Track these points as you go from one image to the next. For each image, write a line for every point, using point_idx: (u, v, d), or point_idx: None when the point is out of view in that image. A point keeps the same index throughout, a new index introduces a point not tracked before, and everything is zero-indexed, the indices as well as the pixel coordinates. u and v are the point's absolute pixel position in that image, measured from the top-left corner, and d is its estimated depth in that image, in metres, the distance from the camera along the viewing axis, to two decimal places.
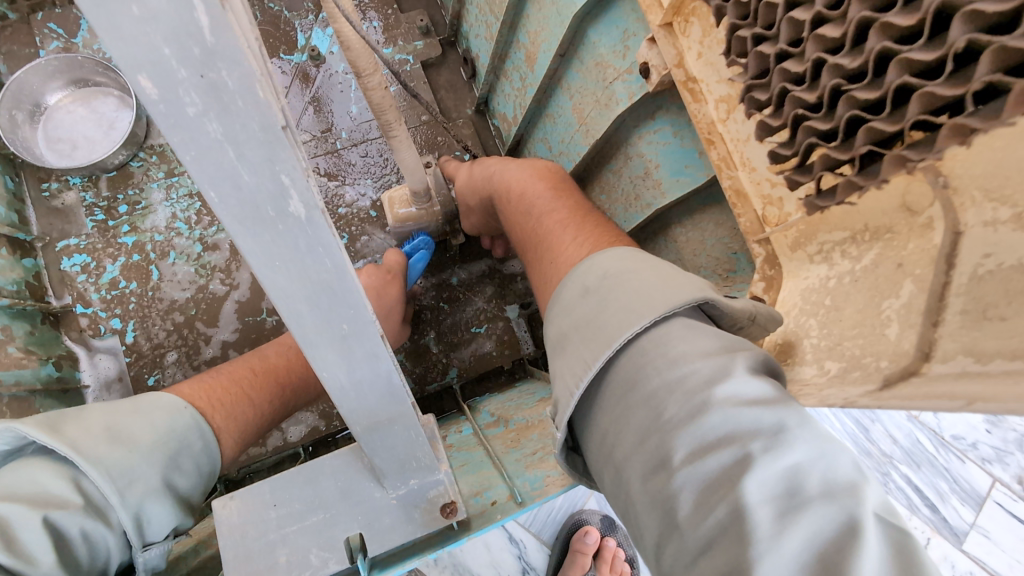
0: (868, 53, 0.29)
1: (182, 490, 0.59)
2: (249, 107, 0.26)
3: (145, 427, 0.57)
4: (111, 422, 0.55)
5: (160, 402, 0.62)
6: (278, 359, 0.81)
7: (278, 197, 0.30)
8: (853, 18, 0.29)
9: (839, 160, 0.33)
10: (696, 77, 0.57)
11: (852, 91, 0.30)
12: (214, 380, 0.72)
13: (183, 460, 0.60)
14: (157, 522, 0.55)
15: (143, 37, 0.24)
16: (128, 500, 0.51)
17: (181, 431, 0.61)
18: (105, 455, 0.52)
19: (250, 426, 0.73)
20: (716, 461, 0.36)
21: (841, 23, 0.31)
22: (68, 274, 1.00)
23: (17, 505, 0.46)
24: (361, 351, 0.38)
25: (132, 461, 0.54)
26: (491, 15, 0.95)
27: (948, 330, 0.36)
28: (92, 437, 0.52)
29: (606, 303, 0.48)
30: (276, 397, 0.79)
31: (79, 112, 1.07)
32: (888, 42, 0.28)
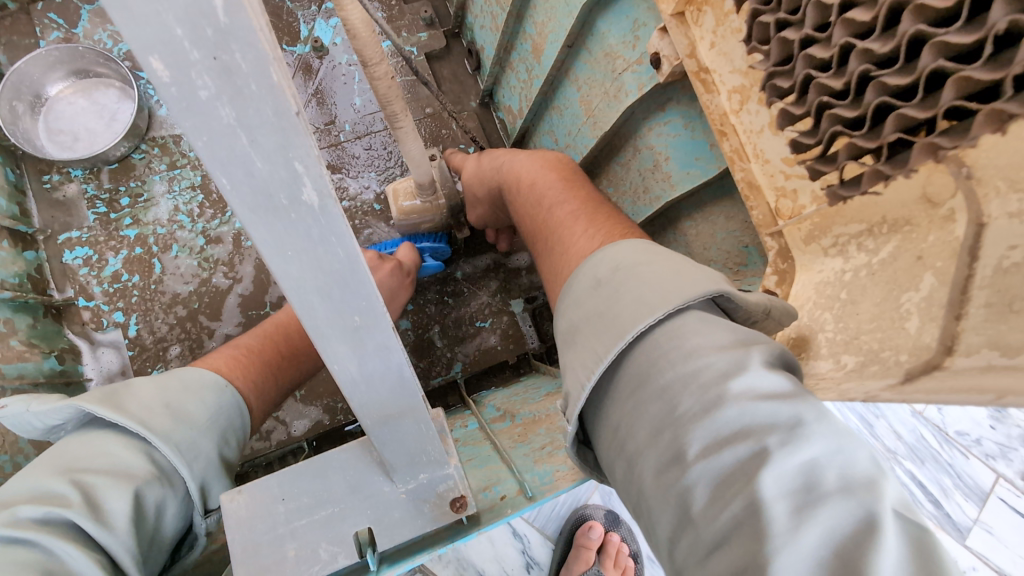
0: (900, 38, 0.28)
1: (232, 463, 0.61)
2: (263, 91, 0.26)
3: (199, 405, 0.58)
4: (168, 400, 0.56)
5: (204, 380, 0.62)
6: (299, 342, 0.82)
7: (291, 185, 0.29)
8: (884, 1, 0.28)
9: (865, 149, 0.32)
10: (708, 68, 0.56)
11: (882, 77, 0.29)
12: (246, 358, 0.73)
13: (230, 434, 0.61)
14: (219, 491, 0.57)
15: (154, 16, 0.23)
16: (195, 471, 0.53)
17: (227, 409, 0.62)
18: (172, 431, 0.53)
19: (272, 402, 0.75)
20: (732, 454, 0.36)
21: (870, 7, 0.30)
22: (70, 267, 1.00)
23: (100, 476, 0.47)
24: (372, 344, 0.38)
25: (195, 435, 0.55)
26: (496, 5, 0.94)
27: (972, 324, 0.35)
28: (156, 412, 0.53)
29: (618, 296, 0.48)
30: (292, 374, 0.81)
31: (80, 103, 1.06)
32: (923, 25, 0.27)
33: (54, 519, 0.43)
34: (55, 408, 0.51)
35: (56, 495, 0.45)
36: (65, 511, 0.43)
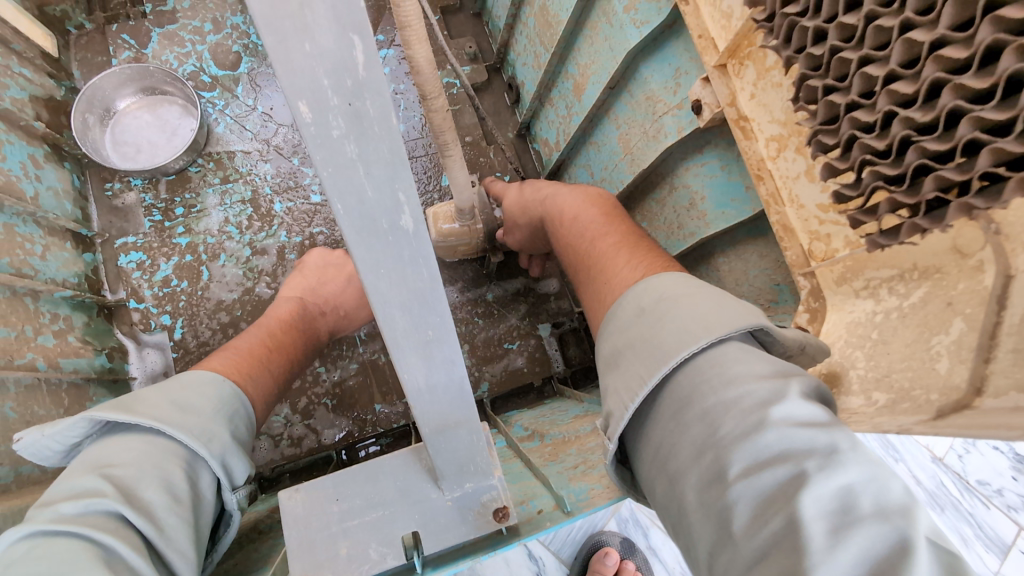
0: (940, 109, 0.32)
1: (244, 446, 0.61)
2: (383, 132, 0.30)
3: (202, 398, 0.59)
4: (172, 395, 0.57)
5: (201, 378, 0.62)
6: (286, 336, 0.83)
7: (392, 211, 0.33)
8: (926, 77, 0.32)
9: (905, 204, 0.35)
10: (748, 116, 0.60)
11: (922, 142, 0.33)
12: (240, 356, 0.73)
13: (237, 422, 0.62)
14: (242, 468, 0.58)
15: (308, 70, 0.27)
16: (214, 451, 0.54)
17: (228, 400, 0.62)
18: (181, 421, 0.54)
19: (273, 394, 0.75)
20: (772, 475, 0.38)
21: (913, 81, 0.34)
22: (124, 270, 1.05)
23: (128, 469, 0.48)
24: (440, 356, 0.41)
25: (205, 423, 0.56)
26: (541, 46, 1.01)
27: (1000, 367, 0.38)
28: (163, 408, 0.54)
29: (661, 324, 0.51)
30: (290, 367, 0.82)
31: (145, 118, 1.13)
32: (960, 101, 0.31)
33: (93, 511, 0.44)
34: (70, 423, 0.51)
35: (90, 490, 0.45)
36: (101, 501, 0.44)
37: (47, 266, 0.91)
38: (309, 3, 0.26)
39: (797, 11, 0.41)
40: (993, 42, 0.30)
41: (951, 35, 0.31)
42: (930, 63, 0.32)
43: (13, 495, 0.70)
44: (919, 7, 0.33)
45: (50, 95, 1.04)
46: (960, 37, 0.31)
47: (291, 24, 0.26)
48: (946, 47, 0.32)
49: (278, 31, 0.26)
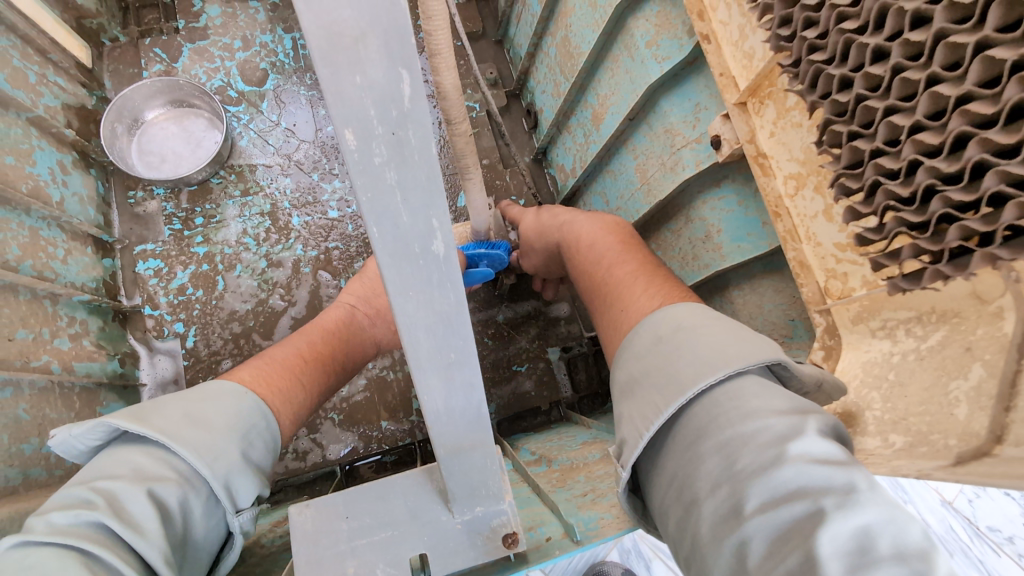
0: (966, 161, 0.33)
1: (258, 465, 0.59)
2: (423, 160, 0.31)
3: (220, 413, 0.58)
4: (188, 410, 0.56)
5: (223, 389, 0.62)
6: (326, 350, 0.82)
7: (425, 236, 0.34)
8: (953, 130, 0.33)
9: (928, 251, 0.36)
10: (767, 154, 0.62)
11: (947, 192, 0.34)
12: (274, 368, 0.72)
13: (254, 438, 0.60)
14: (247, 490, 0.55)
15: (356, 100, 0.29)
16: (217, 471, 0.53)
17: (246, 414, 0.61)
18: (189, 436, 0.53)
19: (303, 409, 0.73)
20: (788, 511, 0.38)
21: (939, 132, 0.35)
22: (141, 277, 1.06)
23: (120, 480, 0.47)
24: (461, 379, 0.42)
25: (215, 439, 0.55)
26: (561, 75, 1.03)
27: (1020, 416, 0.38)
28: (174, 421, 0.54)
29: (678, 355, 0.52)
30: (326, 383, 0.80)
31: (171, 129, 1.15)
32: (986, 154, 0.32)
33: (82, 523, 0.43)
34: (89, 428, 0.52)
35: (81, 501, 0.45)
36: (90, 513, 0.44)
37: (68, 269, 0.92)
38: (364, 37, 0.27)
39: (824, 59, 0.42)
40: (1020, 100, 0.30)
41: (978, 90, 0.32)
42: (956, 116, 0.33)
43: (20, 497, 0.70)
44: (946, 62, 0.34)
45: (82, 103, 1.07)
46: (987, 93, 0.32)
47: (345, 58, 0.27)
48: (972, 102, 0.33)
49: (333, 63, 0.27)
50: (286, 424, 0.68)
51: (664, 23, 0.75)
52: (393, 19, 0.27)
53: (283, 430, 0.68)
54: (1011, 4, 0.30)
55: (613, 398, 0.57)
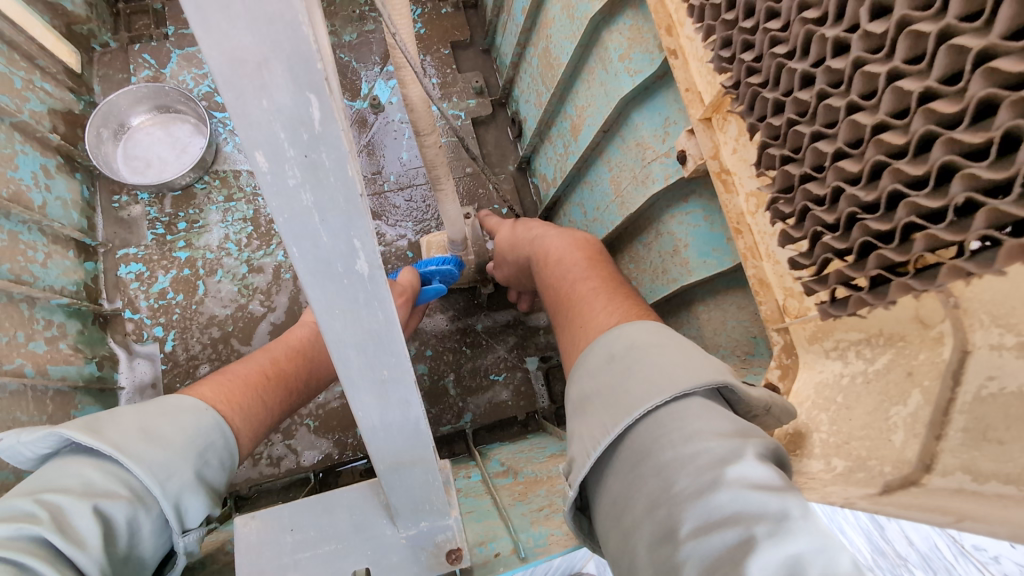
0: (881, 191, 0.32)
1: (212, 483, 0.60)
2: (339, 182, 0.31)
3: (175, 427, 0.59)
4: (146, 424, 0.56)
5: (182, 404, 0.62)
6: (288, 366, 0.84)
7: (347, 256, 0.34)
8: (868, 159, 0.33)
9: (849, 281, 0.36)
10: (730, 170, 0.61)
11: (866, 222, 0.33)
12: (234, 384, 0.73)
13: (210, 456, 0.61)
14: (197, 511, 0.56)
15: (265, 124, 0.28)
16: (169, 490, 0.54)
17: (205, 430, 0.62)
18: (145, 453, 0.54)
19: (262, 427, 0.74)
20: (720, 538, 0.38)
21: (858, 160, 0.34)
22: (123, 281, 1.08)
23: (67, 495, 0.48)
24: (395, 396, 0.42)
25: (170, 456, 0.55)
26: (542, 86, 1.03)
27: (950, 446, 0.37)
28: (129, 434, 0.54)
29: (628, 374, 0.51)
30: (285, 399, 0.81)
31: (157, 134, 1.17)
32: (899, 185, 0.31)
33: (23, 537, 0.44)
34: (40, 436, 0.52)
35: (23, 513, 0.46)
36: (33, 527, 0.44)
37: (47, 273, 0.93)
38: (267, 64, 0.27)
39: (760, 81, 0.42)
40: (924, 135, 0.29)
41: (890, 121, 0.31)
42: (872, 146, 0.32)
43: None
44: (863, 90, 0.34)
45: (69, 108, 1.08)
46: (897, 124, 0.31)
47: (249, 83, 0.27)
48: (886, 133, 0.32)
49: (237, 88, 0.27)
50: (245, 440, 0.69)
51: (636, 36, 0.74)
52: (295, 46, 0.26)
53: (240, 447, 0.68)
54: (918, 35, 0.30)
55: (565, 414, 0.56)
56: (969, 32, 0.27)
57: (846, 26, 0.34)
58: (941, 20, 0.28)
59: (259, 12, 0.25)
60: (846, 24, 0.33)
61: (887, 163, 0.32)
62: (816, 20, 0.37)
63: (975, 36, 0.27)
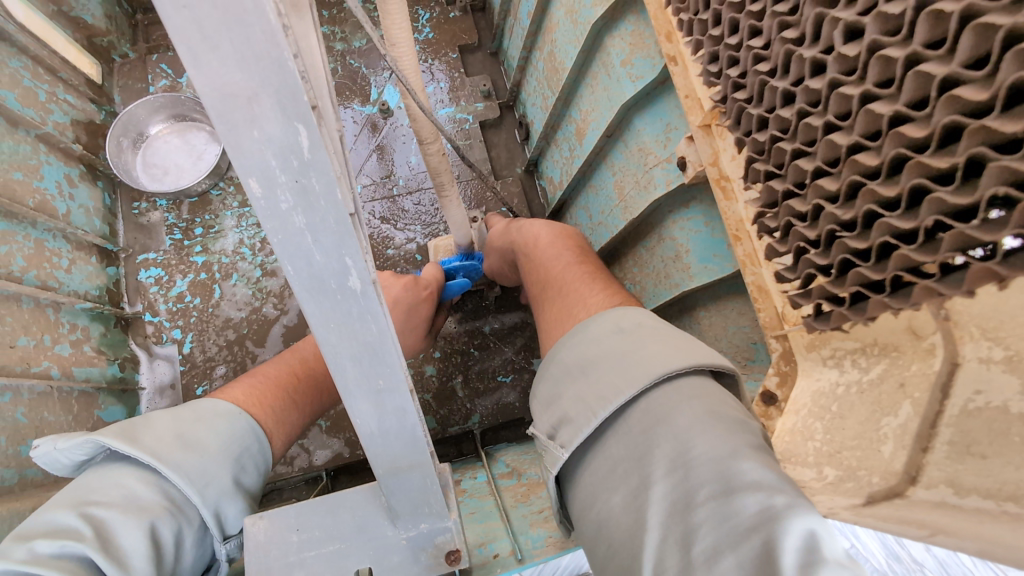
0: (903, 187, 0.34)
1: (250, 489, 0.62)
2: (329, 205, 0.33)
3: (212, 434, 0.61)
4: (182, 430, 0.58)
5: (217, 409, 0.65)
6: (317, 363, 0.86)
7: (340, 273, 0.36)
8: (888, 154, 0.34)
9: (834, 293, 0.42)
10: (729, 176, 0.58)
11: (888, 219, 0.35)
12: (265, 385, 0.76)
13: (246, 462, 0.63)
14: (236, 517, 0.58)
15: (258, 153, 0.31)
16: (207, 498, 0.55)
17: (240, 435, 0.64)
18: (182, 460, 0.56)
19: (294, 427, 0.77)
20: (741, 498, 0.39)
21: (876, 153, 0.36)
22: (143, 285, 1.11)
23: (110, 510, 0.50)
24: (391, 405, 0.43)
25: (206, 463, 0.57)
26: (548, 89, 1.04)
27: (935, 458, 0.38)
28: (166, 442, 0.56)
29: (639, 345, 0.53)
30: (313, 401, 0.84)
31: (174, 142, 1.21)
32: (922, 180, 0.32)
33: (68, 555, 0.46)
34: (76, 443, 0.54)
35: (69, 529, 0.48)
36: (77, 545, 0.46)
37: (72, 278, 0.97)
38: (256, 97, 0.29)
39: (768, 69, 0.45)
40: (897, 155, 0.34)
41: (865, 142, 0.36)
42: (848, 166, 0.37)
43: (16, 497, 0.75)
44: (878, 79, 0.35)
45: (91, 119, 1.12)
46: (872, 145, 0.36)
47: (240, 116, 0.29)
48: (861, 153, 0.36)
49: (229, 121, 0.30)
50: (278, 441, 0.72)
51: (638, 42, 0.74)
52: (282, 79, 0.29)
53: (273, 448, 0.71)
54: (887, 60, 0.34)
55: (553, 377, 0.57)
56: (934, 59, 0.32)
57: (822, 48, 0.38)
58: (908, 47, 0.32)
59: (248, 51, 0.28)
60: (858, 8, 0.35)
61: (908, 156, 0.34)
62: (794, 40, 0.42)
63: (938, 64, 0.31)
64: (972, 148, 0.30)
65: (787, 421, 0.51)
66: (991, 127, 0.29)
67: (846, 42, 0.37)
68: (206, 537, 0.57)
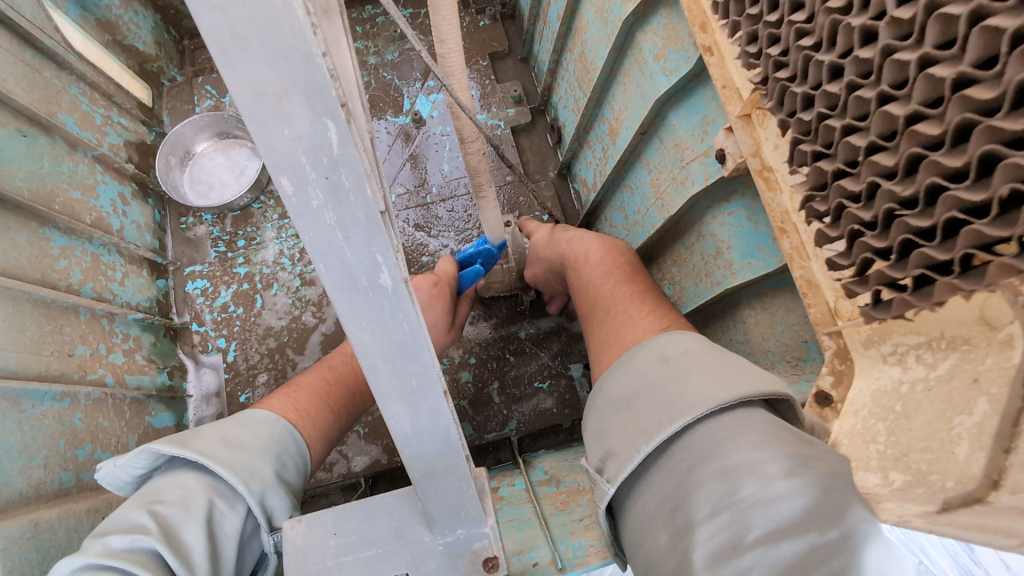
0: (972, 156, 0.31)
1: (290, 486, 0.63)
2: (359, 201, 0.33)
3: (252, 435, 0.62)
4: (224, 433, 0.60)
5: (257, 417, 0.66)
6: (347, 369, 0.87)
7: (371, 271, 0.36)
8: (953, 120, 0.31)
9: (893, 278, 0.38)
10: (772, 166, 0.55)
11: (955, 193, 0.32)
12: (298, 393, 0.77)
13: (286, 460, 0.64)
14: (281, 509, 0.58)
15: (289, 150, 0.31)
16: (253, 487, 0.56)
17: (279, 437, 0.65)
18: (227, 456, 0.57)
19: (330, 430, 0.78)
20: (792, 545, 0.38)
21: (939, 122, 0.33)
22: (190, 296, 1.16)
23: (172, 507, 0.52)
24: (425, 405, 0.43)
25: (250, 459, 0.58)
26: (579, 90, 1.02)
27: (1020, 460, 0.34)
28: (212, 443, 0.58)
29: (685, 376, 0.50)
30: (349, 404, 0.84)
31: (219, 159, 1.26)
32: (995, 145, 0.30)
33: (139, 550, 0.48)
34: (133, 455, 0.56)
35: (138, 525, 0.50)
36: (146, 539, 0.48)
37: (125, 290, 1.02)
38: (286, 94, 0.29)
39: (813, 44, 0.42)
40: (962, 121, 0.31)
41: (924, 110, 0.34)
42: (907, 138, 0.35)
43: (72, 499, 0.77)
44: (939, 41, 0.33)
45: (142, 139, 1.18)
46: (933, 113, 0.33)
47: (271, 113, 0.30)
48: (920, 123, 0.34)
49: (260, 119, 0.30)
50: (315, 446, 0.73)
51: (671, 35, 0.72)
52: (311, 76, 0.29)
53: (312, 452, 0.72)
54: (947, 19, 0.32)
55: (599, 410, 0.56)
56: (1002, 12, 0.29)
57: (872, 14, 0.36)
58: (973, 1, 0.30)
59: (277, 48, 0.28)
60: None
61: (976, 121, 0.31)
62: (841, 11, 0.40)
63: (1007, 16, 0.29)
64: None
65: (846, 423, 0.47)
66: None
67: (900, 6, 0.35)
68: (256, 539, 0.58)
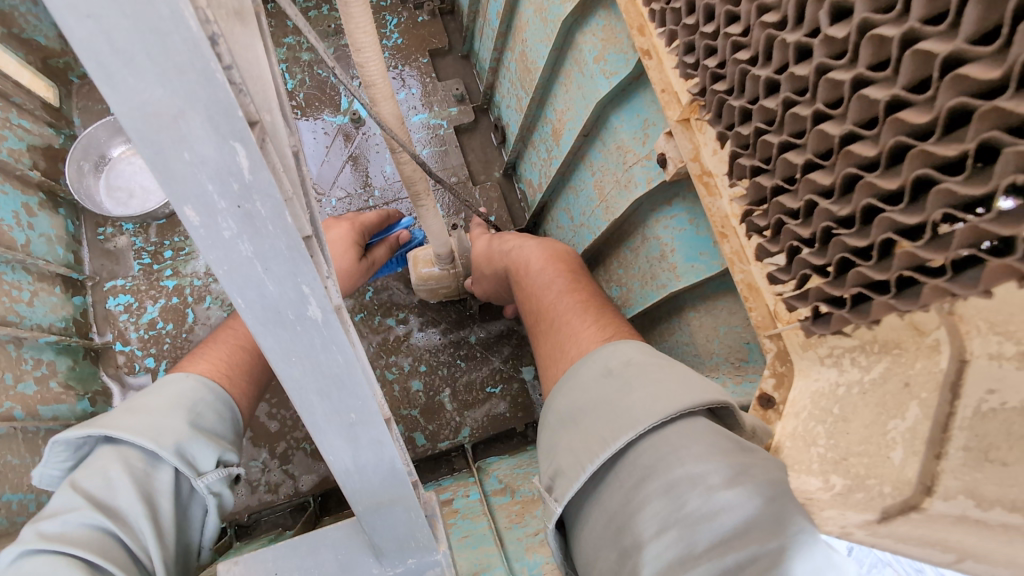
0: (906, 178, 0.31)
1: (213, 431, 0.61)
2: (278, 230, 0.30)
3: (158, 397, 0.60)
4: (131, 404, 0.59)
5: (167, 379, 0.64)
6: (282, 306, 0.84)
7: (298, 303, 0.33)
8: (887, 142, 0.32)
9: (833, 295, 0.39)
10: (711, 171, 0.55)
11: (890, 215, 0.33)
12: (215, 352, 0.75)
13: (202, 409, 0.62)
14: (206, 454, 0.58)
15: (190, 176, 0.28)
16: (167, 442, 0.55)
17: (191, 390, 0.63)
18: (132, 422, 0.56)
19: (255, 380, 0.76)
20: (735, 558, 0.38)
21: (873, 142, 0.33)
22: (112, 313, 1.07)
23: (94, 484, 0.51)
24: (366, 438, 0.40)
25: (157, 417, 0.57)
26: (522, 90, 1.01)
27: (951, 466, 0.36)
28: (117, 416, 0.57)
29: (629, 388, 0.50)
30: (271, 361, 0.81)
31: (139, 164, 1.16)
32: (928, 170, 0.30)
33: (74, 527, 0.48)
34: (50, 451, 0.55)
35: (66, 507, 0.50)
36: (78, 517, 0.49)
37: (34, 311, 0.93)
38: (183, 114, 0.26)
39: (749, 57, 0.42)
40: (896, 144, 0.32)
41: (860, 131, 0.34)
42: (843, 158, 0.35)
43: None
44: (873, 61, 0.33)
45: (49, 143, 1.08)
46: (867, 135, 0.34)
47: (167, 137, 0.26)
48: (856, 144, 0.34)
49: (155, 143, 0.26)
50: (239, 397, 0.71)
51: (610, 37, 0.71)
52: (212, 94, 0.26)
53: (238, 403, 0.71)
54: (880, 40, 0.32)
55: (549, 427, 0.54)
56: (934, 36, 0.29)
57: (807, 31, 0.37)
58: (904, 25, 0.30)
59: (168, 63, 0.25)
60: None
61: (909, 144, 0.32)
62: (775, 26, 0.40)
63: (940, 40, 0.29)
64: (983, 133, 0.28)
65: (787, 425, 0.48)
66: (1005, 108, 0.26)
67: (833, 25, 0.35)
68: (195, 492, 0.59)
